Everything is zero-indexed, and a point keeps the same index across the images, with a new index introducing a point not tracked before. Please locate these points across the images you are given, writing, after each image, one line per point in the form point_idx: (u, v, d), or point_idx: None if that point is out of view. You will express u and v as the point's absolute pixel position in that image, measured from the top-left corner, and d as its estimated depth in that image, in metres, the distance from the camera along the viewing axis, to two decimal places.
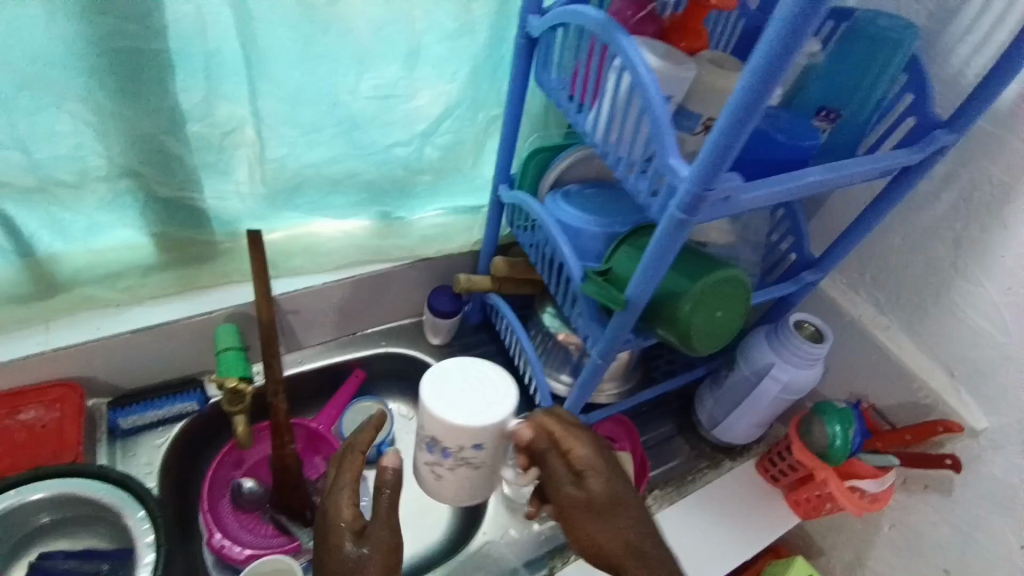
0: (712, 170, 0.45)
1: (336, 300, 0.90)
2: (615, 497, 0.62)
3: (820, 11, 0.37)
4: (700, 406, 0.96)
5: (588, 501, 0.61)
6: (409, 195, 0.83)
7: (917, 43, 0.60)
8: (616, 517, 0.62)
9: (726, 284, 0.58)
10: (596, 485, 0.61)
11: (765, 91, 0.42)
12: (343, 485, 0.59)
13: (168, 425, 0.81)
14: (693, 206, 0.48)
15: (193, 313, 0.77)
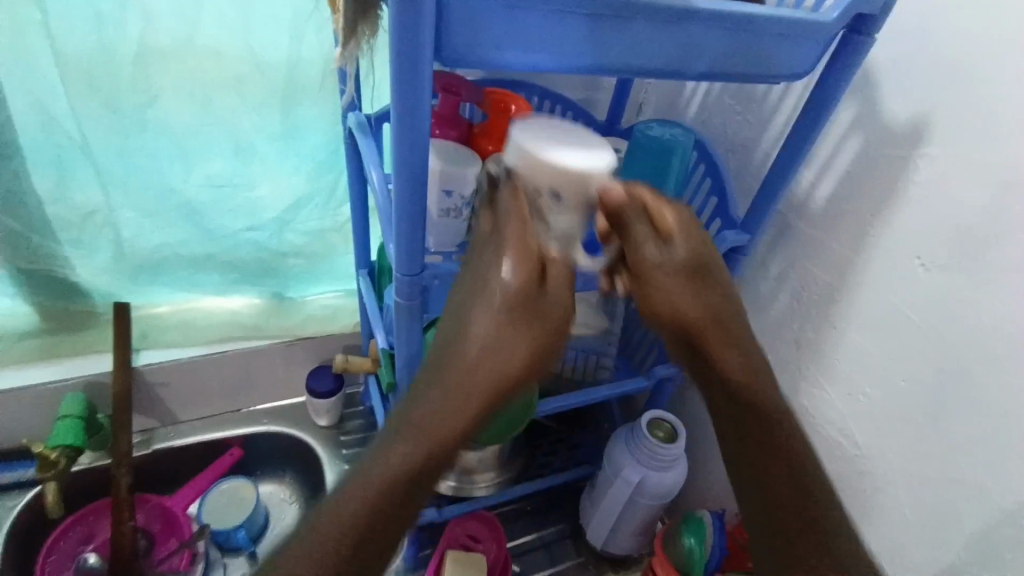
0: (407, 258, 0.51)
1: (215, 373, 0.93)
2: (701, 262, 0.52)
3: (420, 120, 0.42)
4: (583, 513, 0.88)
5: (672, 260, 0.51)
6: (284, 276, 0.91)
7: (691, 149, 0.66)
8: (718, 303, 0.54)
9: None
10: (685, 249, 0.51)
11: (420, 187, 0.47)
12: (488, 311, 0.48)
13: (20, 490, 0.81)
14: (409, 289, 0.54)
15: (50, 380, 0.81)
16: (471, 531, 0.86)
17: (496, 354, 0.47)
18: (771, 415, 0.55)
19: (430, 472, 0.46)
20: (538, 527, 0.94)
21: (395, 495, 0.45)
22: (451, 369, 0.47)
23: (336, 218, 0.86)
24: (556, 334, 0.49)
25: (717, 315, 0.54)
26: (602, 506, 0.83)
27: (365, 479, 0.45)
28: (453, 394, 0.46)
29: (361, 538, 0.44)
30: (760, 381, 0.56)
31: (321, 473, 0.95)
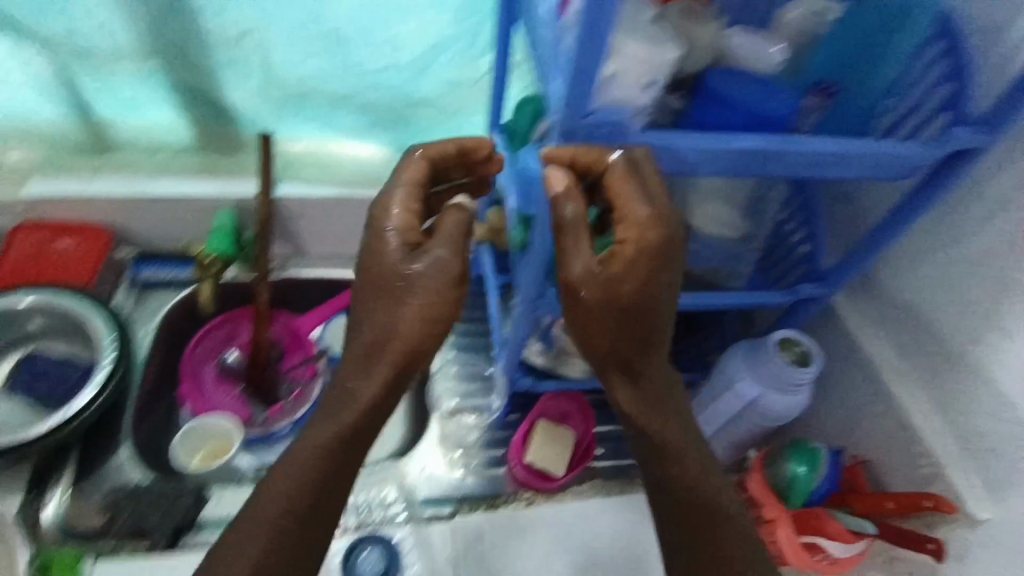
0: (581, 86, 0.48)
1: (339, 215, 0.96)
2: (649, 304, 0.54)
3: None
4: None
5: (592, 288, 0.53)
6: (413, 127, 0.89)
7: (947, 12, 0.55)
8: (656, 288, 0.54)
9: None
10: (628, 286, 0.53)
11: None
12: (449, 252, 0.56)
13: (176, 288, 0.92)
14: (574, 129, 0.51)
15: (201, 194, 0.86)
16: (559, 408, 0.88)
17: (422, 310, 0.55)
18: (655, 359, 0.58)
19: (385, 310, 0.56)
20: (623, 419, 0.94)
21: (367, 383, 0.56)
22: (375, 283, 0.56)
23: (475, 69, 0.82)
24: (452, 295, 0.55)
25: (622, 258, 0.53)
26: (700, 413, 0.80)
27: (356, 340, 0.57)
28: (413, 310, 0.55)
29: (345, 422, 0.55)
30: (596, 292, 0.53)
31: None
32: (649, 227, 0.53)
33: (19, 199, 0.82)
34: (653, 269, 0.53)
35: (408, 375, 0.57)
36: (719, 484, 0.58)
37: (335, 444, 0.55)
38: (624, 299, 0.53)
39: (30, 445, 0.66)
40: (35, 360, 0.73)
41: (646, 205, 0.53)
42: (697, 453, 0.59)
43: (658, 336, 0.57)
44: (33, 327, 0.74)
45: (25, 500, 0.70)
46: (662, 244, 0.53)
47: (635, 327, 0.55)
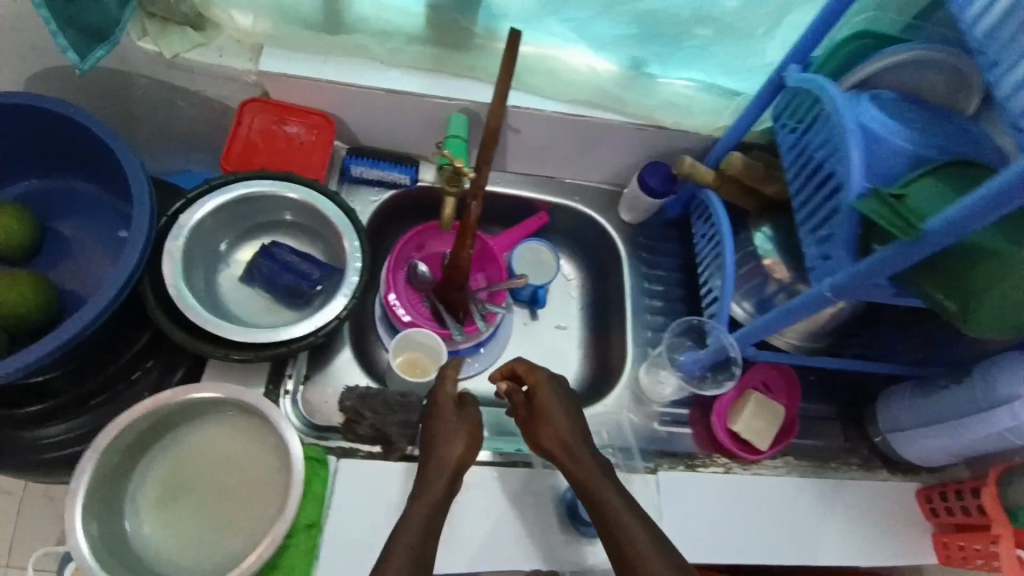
0: None
1: (555, 134, 0.87)
2: (547, 410, 0.68)
3: None
4: (886, 404, 0.83)
5: (524, 414, 0.70)
6: (674, 47, 0.79)
7: None
8: (548, 392, 0.70)
9: None
10: (540, 401, 0.69)
11: None
12: (450, 417, 0.67)
13: (382, 188, 0.89)
14: None
15: (435, 93, 0.79)
16: (761, 377, 0.83)
17: (471, 436, 0.65)
18: (595, 485, 0.63)
19: (440, 428, 0.65)
20: (812, 397, 0.89)
21: (451, 450, 0.63)
22: (428, 420, 0.67)
23: None
24: (475, 422, 0.67)
25: (547, 412, 0.68)
26: (945, 421, 0.73)
27: (444, 436, 0.64)
28: (459, 428, 0.65)
29: (439, 484, 0.60)
30: (546, 432, 0.67)
31: (618, 265, 0.96)
32: (548, 425, 0.67)
33: (250, 70, 0.77)
34: (550, 420, 0.68)
35: (467, 461, 0.64)
36: (657, 545, 0.56)
37: (426, 509, 0.58)
38: (564, 445, 0.66)
39: (288, 345, 0.65)
40: (277, 255, 0.72)
41: (564, 408, 0.69)
42: (631, 516, 0.59)
43: (557, 420, 0.67)
44: (287, 219, 0.75)
45: (268, 390, 0.70)
46: (557, 416, 0.68)
47: (540, 417, 0.69)
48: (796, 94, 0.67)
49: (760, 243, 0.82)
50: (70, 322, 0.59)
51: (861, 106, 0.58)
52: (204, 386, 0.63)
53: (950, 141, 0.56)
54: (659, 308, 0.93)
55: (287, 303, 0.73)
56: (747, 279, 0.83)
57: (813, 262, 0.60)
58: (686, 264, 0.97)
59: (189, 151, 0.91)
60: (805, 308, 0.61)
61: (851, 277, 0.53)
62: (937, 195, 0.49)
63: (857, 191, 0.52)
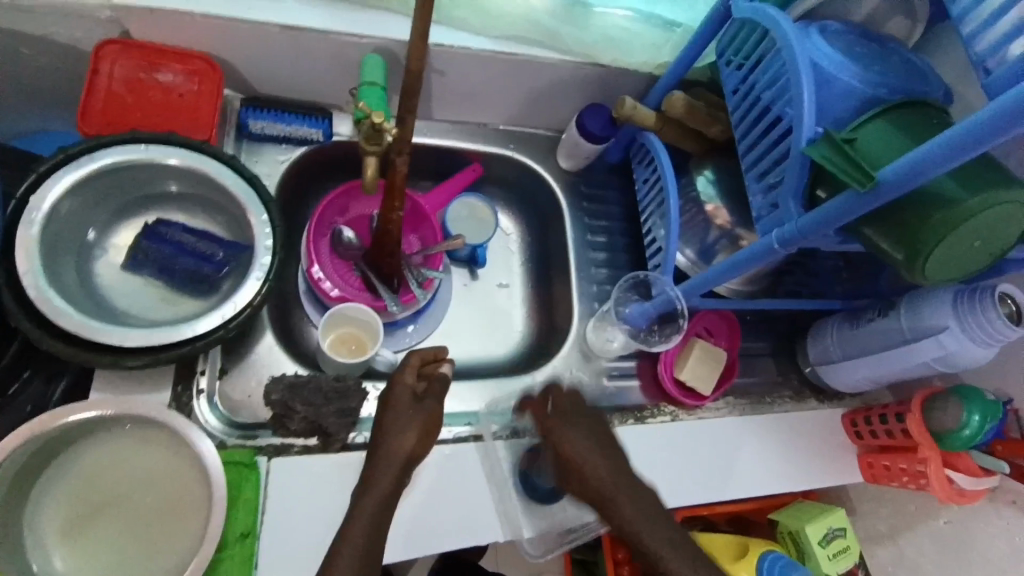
0: None
1: (485, 74, 0.78)
2: (574, 449, 0.62)
3: None
4: (818, 339, 0.85)
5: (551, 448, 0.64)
6: None
7: None
8: (567, 429, 0.64)
9: (1001, 209, 0.44)
10: (561, 434, 0.63)
11: None
12: (397, 410, 0.63)
13: (291, 145, 0.78)
14: None
15: (341, 29, 0.67)
16: (706, 324, 0.83)
17: (428, 424, 0.62)
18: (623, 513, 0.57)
19: (394, 424, 0.61)
20: (752, 336, 0.91)
21: (391, 441, 0.60)
22: (387, 406, 0.64)
23: None
24: (437, 408, 0.64)
25: (572, 452, 0.62)
26: (871, 353, 0.77)
27: (395, 424, 0.61)
28: (411, 422, 0.62)
29: (387, 476, 0.58)
30: (576, 458, 0.61)
31: (560, 217, 0.91)
32: (574, 451, 0.62)
33: (104, 4, 0.61)
34: (579, 450, 0.62)
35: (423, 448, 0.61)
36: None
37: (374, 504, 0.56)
38: (594, 490, 0.59)
39: (191, 343, 0.56)
40: (167, 236, 0.62)
41: (589, 440, 0.62)
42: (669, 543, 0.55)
43: (582, 462, 0.61)
44: (173, 189, 0.64)
45: (177, 392, 0.62)
46: (578, 452, 0.61)
47: (563, 457, 0.63)
48: (743, 27, 0.62)
49: (703, 188, 0.79)
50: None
51: (811, 40, 0.54)
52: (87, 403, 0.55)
53: (899, 77, 0.54)
54: (603, 261, 0.90)
55: (187, 291, 0.63)
56: (690, 226, 0.81)
57: (760, 212, 0.58)
58: (628, 211, 0.93)
59: (44, 110, 0.75)
60: (752, 261, 0.58)
61: (801, 228, 0.51)
62: (887, 137, 0.48)
63: (808, 137, 0.50)
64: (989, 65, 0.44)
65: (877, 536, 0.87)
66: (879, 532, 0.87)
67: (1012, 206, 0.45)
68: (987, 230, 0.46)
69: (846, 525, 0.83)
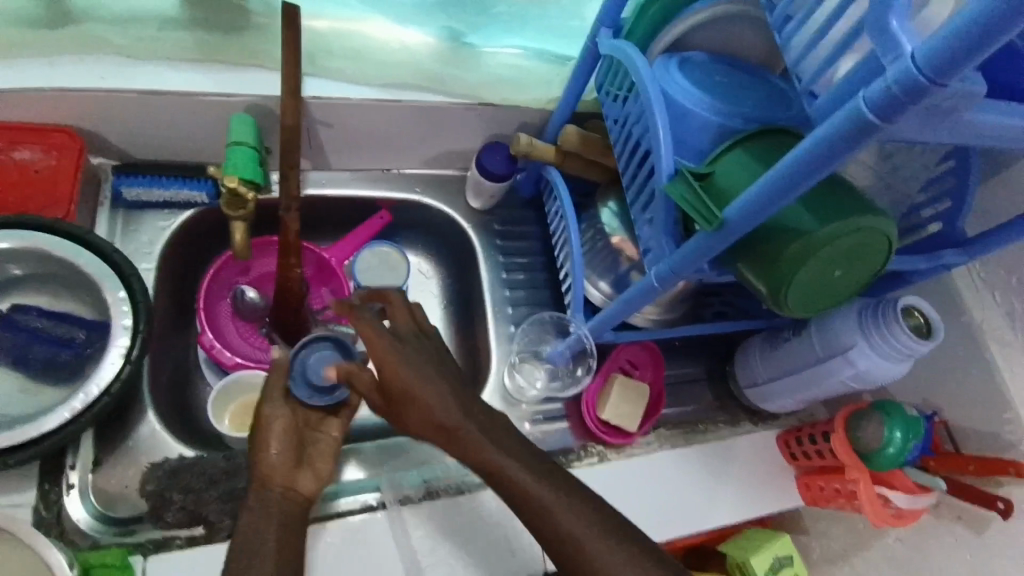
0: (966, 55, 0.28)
1: (375, 121, 0.76)
2: (392, 374, 0.57)
3: None
4: (745, 361, 0.83)
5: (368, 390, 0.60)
6: (485, 15, 0.74)
7: None
8: (392, 355, 0.58)
9: (864, 234, 0.43)
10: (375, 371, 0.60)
11: None
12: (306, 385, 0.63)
13: (174, 210, 0.73)
14: (900, 107, 0.31)
15: (207, 90, 0.64)
16: (629, 357, 0.80)
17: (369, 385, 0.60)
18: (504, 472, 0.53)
19: (280, 420, 0.61)
20: (682, 363, 0.88)
21: (281, 438, 0.59)
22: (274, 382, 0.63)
23: None
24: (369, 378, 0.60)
25: (397, 373, 0.57)
26: (791, 373, 0.75)
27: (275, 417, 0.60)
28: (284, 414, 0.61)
29: (278, 469, 0.56)
30: (427, 396, 0.56)
31: (475, 257, 0.88)
32: (404, 370, 0.57)
33: None
34: (414, 366, 0.58)
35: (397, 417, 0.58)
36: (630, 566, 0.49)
37: (279, 500, 0.54)
38: (436, 418, 0.55)
39: (43, 440, 0.52)
40: (23, 323, 0.58)
41: (417, 372, 0.57)
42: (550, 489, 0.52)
43: (404, 382, 0.57)
44: (22, 270, 0.59)
45: (44, 490, 0.57)
46: (419, 385, 0.57)
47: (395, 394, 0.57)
48: (612, 61, 0.61)
49: (608, 220, 0.77)
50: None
51: (668, 74, 0.53)
52: None
53: (762, 103, 0.53)
54: (524, 299, 0.87)
55: (46, 382, 0.58)
56: (601, 258, 0.79)
57: (643, 246, 0.56)
58: (546, 245, 0.91)
59: None
60: (641, 298, 0.57)
61: (673, 266, 0.49)
62: (742, 165, 0.46)
63: (668, 171, 0.49)
64: (815, 89, 0.42)
65: (833, 554, 0.81)
66: (833, 552, 0.81)
67: (874, 232, 0.43)
68: (850, 255, 0.44)
69: (794, 554, 0.79)
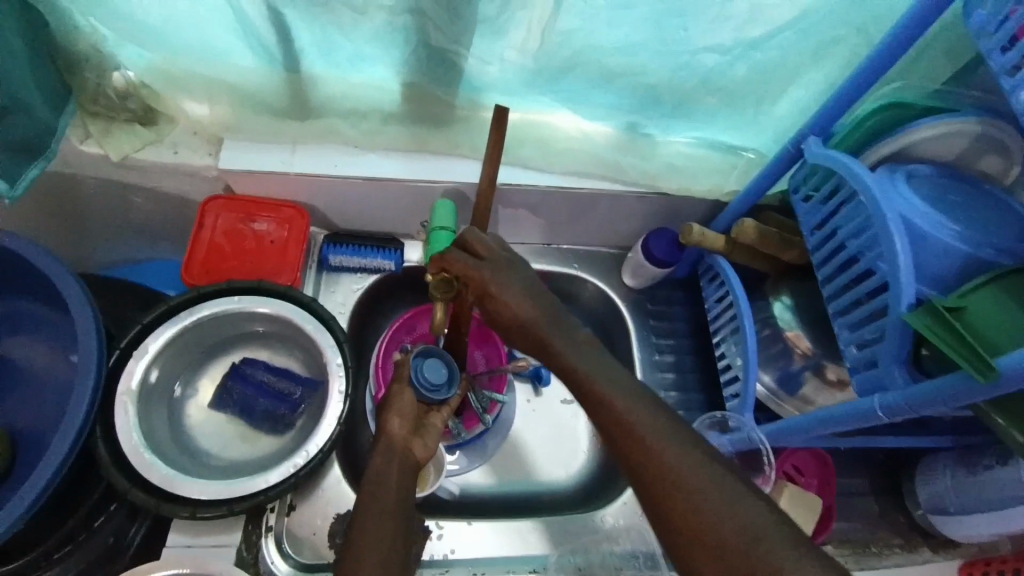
0: None
1: (551, 204, 0.80)
2: (496, 293, 0.58)
3: None
4: (927, 479, 0.76)
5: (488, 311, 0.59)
6: (675, 114, 0.70)
7: None
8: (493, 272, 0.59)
9: None
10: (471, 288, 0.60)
11: None
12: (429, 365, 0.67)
13: (366, 273, 0.81)
14: None
15: (416, 177, 0.72)
16: (795, 462, 0.76)
17: (517, 311, 0.58)
18: (609, 400, 0.50)
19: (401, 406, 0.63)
20: (843, 468, 0.82)
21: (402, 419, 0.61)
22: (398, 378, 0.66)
23: (812, 47, 0.60)
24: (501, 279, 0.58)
25: (501, 302, 0.58)
26: (995, 509, 0.67)
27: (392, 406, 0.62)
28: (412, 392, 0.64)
29: (391, 457, 0.55)
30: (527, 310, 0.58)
31: (625, 335, 0.88)
32: (510, 286, 0.58)
33: (211, 166, 0.69)
34: (513, 283, 0.58)
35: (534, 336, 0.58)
36: (733, 511, 0.42)
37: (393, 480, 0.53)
38: (543, 336, 0.57)
39: (263, 492, 0.58)
40: (250, 376, 0.67)
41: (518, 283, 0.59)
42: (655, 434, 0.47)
43: (501, 295, 0.58)
44: (261, 329, 0.68)
45: (248, 532, 0.62)
46: (554, 332, 0.57)
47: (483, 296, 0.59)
48: (817, 168, 0.60)
49: (780, 314, 0.75)
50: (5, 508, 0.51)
51: (896, 189, 0.52)
52: (166, 561, 0.56)
53: (1003, 231, 0.51)
54: (672, 382, 0.86)
55: (264, 430, 0.66)
56: (767, 352, 0.76)
57: (851, 364, 0.54)
58: (697, 327, 0.90)
59: (147, 243, 0.82)
60: (846, 421, 0.53)
61: (911, 401, 0.46)
62: (1000, 309, 0.45)
63: (907, 300, 0.47)
64: None
65: None
66: None
67: None
68: None
69: None
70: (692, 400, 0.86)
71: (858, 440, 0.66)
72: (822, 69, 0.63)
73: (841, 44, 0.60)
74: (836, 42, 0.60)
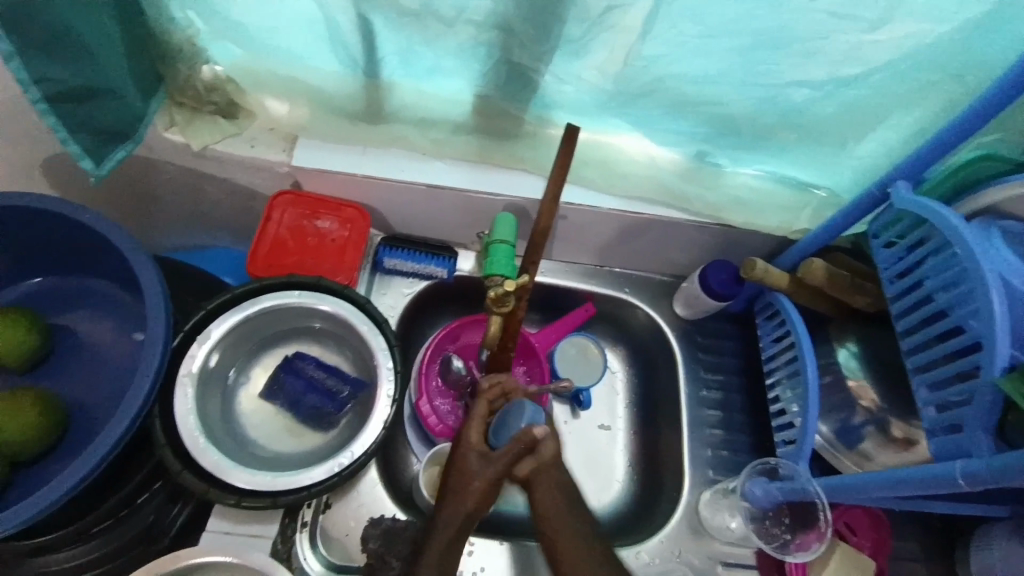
0: None
1: (610, 227, 0.78)
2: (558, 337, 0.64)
3: None
4: (986, 553, 0.70)
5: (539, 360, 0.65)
6: (749, 147, 0.68)
7: None
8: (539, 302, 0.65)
9: None
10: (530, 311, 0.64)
11: None
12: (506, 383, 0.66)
13: (418, 278, 0.82)
14: None
15: (480, 189, 0.72)
16: (848, 519, 0.73)
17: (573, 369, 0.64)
18: None
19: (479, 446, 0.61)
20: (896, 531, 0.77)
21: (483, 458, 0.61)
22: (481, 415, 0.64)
23: (907, 89, 0.58)
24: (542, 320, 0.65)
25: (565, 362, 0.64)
26: None
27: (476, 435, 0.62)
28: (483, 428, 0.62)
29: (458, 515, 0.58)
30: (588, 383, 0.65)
31: (672, 367, 0.86)
32: None
33: (283, 162, 0.71)
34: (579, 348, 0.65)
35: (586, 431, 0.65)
36: None
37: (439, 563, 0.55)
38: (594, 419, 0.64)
39: (307, 489, 0.58)
40: (301, 370, 0.67)
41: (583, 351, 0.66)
42: None
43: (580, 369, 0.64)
44: (316, 326, 0.69)
45: (284, 525, 0.63)
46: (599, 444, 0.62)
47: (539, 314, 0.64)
48: (903, 213, 0.57)
49: (844, 361, 0.72)
50: (64, 478, 0.53)
51: (994, 245, 0.49)
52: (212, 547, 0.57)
53: None
54: (717, 421, 0.83)
55: (310, 426, 0.67)
56: (827, 402, 0.72)
57: (929, 425, 0.51)
58: (748, 364, 0.87)
59: (211, 231, 0.85)
60: (919, 485, 0.50)
61: (998, 472, 0.43)
62: None
63: (1002, 364, 0.44)
64: None
65: None
66: None
67: None
68: None
69: None
70: (738, 441, 0.82)
71: (920, 502, 0.61)
72: (914, 113, 0.60)
73: (939, 87, 0.57)
74: (933, 85, 0.57)
